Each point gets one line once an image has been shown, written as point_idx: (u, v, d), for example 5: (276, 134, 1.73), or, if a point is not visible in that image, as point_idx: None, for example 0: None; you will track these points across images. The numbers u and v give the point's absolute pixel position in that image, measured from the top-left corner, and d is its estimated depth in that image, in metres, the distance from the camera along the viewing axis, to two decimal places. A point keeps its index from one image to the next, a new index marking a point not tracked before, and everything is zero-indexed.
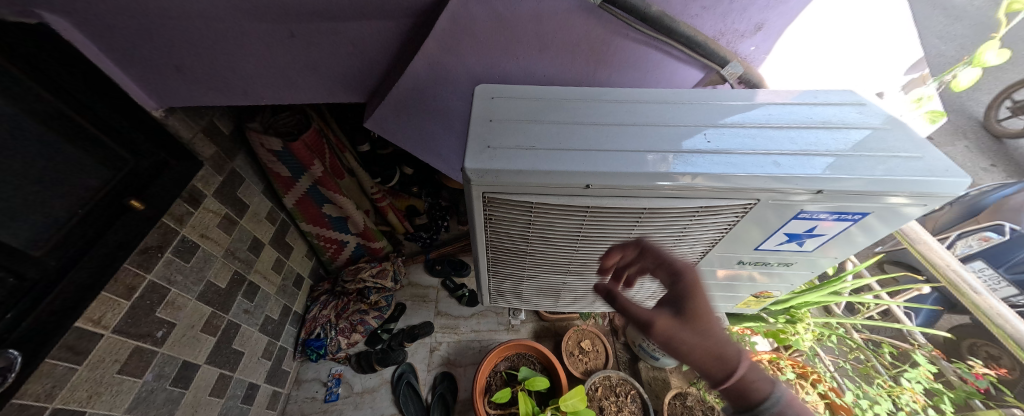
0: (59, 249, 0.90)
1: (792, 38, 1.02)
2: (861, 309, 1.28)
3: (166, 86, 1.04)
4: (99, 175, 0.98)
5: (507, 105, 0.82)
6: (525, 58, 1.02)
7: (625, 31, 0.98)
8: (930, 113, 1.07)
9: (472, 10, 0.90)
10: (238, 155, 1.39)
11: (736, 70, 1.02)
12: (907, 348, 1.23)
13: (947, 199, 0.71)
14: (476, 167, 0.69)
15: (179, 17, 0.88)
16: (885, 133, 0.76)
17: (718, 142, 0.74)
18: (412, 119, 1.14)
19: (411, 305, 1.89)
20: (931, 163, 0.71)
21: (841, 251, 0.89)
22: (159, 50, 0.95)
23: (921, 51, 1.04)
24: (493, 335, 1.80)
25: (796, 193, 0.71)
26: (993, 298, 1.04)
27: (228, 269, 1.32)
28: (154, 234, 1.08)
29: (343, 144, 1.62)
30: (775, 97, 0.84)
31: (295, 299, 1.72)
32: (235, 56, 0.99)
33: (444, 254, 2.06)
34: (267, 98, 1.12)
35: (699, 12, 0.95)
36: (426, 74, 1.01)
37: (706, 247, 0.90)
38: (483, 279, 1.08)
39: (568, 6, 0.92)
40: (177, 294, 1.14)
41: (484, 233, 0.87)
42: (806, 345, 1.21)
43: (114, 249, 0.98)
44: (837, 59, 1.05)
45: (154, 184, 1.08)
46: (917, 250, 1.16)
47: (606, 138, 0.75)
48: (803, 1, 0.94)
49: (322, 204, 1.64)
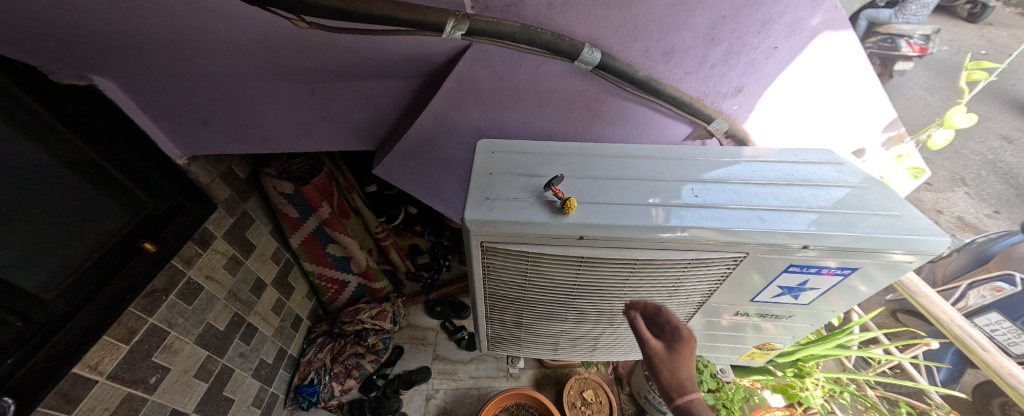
0: (70, 293, 0.94)
1: (771, 99, 1.10)
2: (872, 364, 1.23)
3: (191, 136, 1.11)
4: (120, 218, 1.05)
5: (506, 158, 0.87)
6: (526, 112, 1.10)
7: (617, 91, 1.06)
8: (912, 169, 1.14)
9: (476, 72, 0.98)
10: (251, 196, 1.46)
11: (722, 126, 1.13)
12: (924, 407, 1.18)
13: (929, 256, 0.73)
14: (474, 218, 0.73)
15: (211, 79, 0.97)
16: (864, 191, 0.80)
17: (705, 196, 0.78)
18: (417, 166, 1.20)
19: (410, 348, 1.86)
20: (910, 222, 0.74)
21: (839, 302, 0.89)
22: (192, 105, 1.03)
23: (893, 112, 1.12)
24: (492, 382, 1.74)
25: (784, 248, 0.74)
26: (1003, 357, 1.01)
27: (228, 311, 1.34)
28: (162, 277, 1.12)
29: (351, 186, 1.70)
30: (757, 153, 0.89)
31: (292, 341, 1.70)
32: (258, 111, 1.07)
33: (444, 295, 2.05)
34: (284, 147, 1.19)
35: (683, 76, 1.04)
36: (433, 127, 1.08)
37: (704, 297, 0.90)
38: (482, 325, 1.08)
39: (564, 70, 1.00)
40: (175, 337, 1.15)
41: (482, 280, 0.89)
42: (818, 403, 1.16)
43: (122, 292, 1.01)
44: (814, 116, 1.13)
45: (168, 226, 1.15)
46: (919, 304, 1.16)
47: (600, 190, 0.79)
48: (778, 68, 1.03)
49: (327, 244, 1.68)
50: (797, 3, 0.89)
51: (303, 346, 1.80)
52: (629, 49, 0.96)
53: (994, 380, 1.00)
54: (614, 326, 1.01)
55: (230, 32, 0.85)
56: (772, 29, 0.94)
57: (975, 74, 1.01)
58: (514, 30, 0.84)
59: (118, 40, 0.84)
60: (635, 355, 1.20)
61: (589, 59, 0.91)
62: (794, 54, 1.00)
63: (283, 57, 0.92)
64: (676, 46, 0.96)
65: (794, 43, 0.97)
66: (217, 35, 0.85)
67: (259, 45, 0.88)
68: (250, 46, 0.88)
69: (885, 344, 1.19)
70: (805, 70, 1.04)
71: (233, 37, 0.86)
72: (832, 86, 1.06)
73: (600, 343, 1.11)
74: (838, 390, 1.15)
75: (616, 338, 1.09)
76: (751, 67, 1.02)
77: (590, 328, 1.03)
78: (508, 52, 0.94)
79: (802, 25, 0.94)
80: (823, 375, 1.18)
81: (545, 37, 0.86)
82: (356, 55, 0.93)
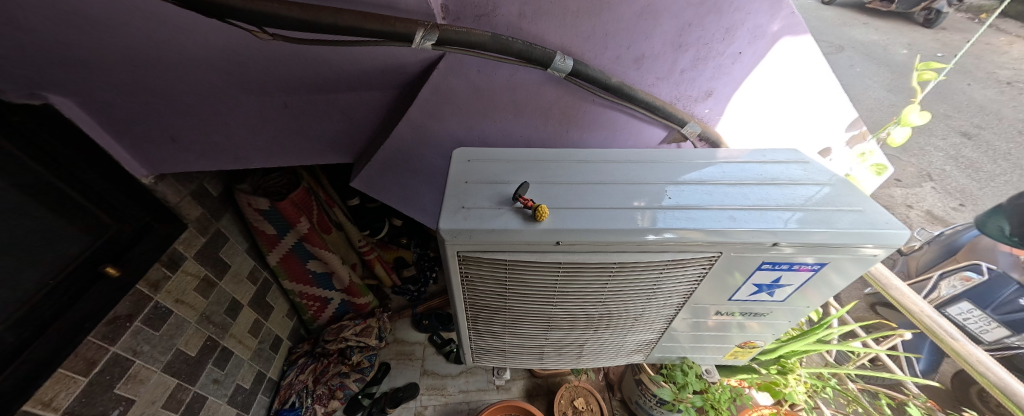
0: (20, 324, 0.88)
1: (740, 101, 1.14)
2: (851, 357, 1.25)
3: (157, 153, 1.08)
4: (79, 243, 1.00)
5: (481, 167, 0.86)
6: (503, 120, 1.10)
7: (592, 98, 1.08)
8: (875, 166, 1.16)
9: (451, 82, 0.98)
10: (224, 215, 1.42)
11: (694, 129, 1.16)
12: (902, 398, 1.19)
13: (890, 249, 0.75)
14: (449, 227, 0.72)
15: (177, 95, 0.94)
16: (829, 188, 0.82)
17: (679, 198, 0.79)
18: (396, 178, 1.18)
19: (396, 364, 1.81)
20: (872, 216, 0.76)
21: (815, 297, 0.90)
22: (158, 122, 1.00)
23: (854, 111, 1.15)
24: (482, 395, 1.71)
25: (756, 246, 0.75)
26: (971, 344, 1.04)
27: (200, 335, 1.29)
28: (126, 303, 1.07)
29: (332, 200, 1.70)
30: (729, 154, 0.91)
31: (271, 364, 1.64)
32: (228, 126, 1.05)
33: (432, 307, 2.02)
34: (257, 162, 1.16)
35: (655, 82, 1.06)
36: (410, 138, 1.07)
37: (683, 298, 0.91)
38: (465, 336, 1.06)
39: (539, 78, 1.01)
40: (140, 366, 1.10)
41: (461, 291, 0.87)
42: (801, 399, 1.16)
43: (80, 321, 0.97)
44: (782, 118, 1.17)
45: (132, 250, 1.10)
46: (890, 296, 1.18)
47: (576, 196, 0.79)
48: (743, 72, 1.07)
49: (307, 261, 1.64)
50: (756, 10, 0.93)
51: (283, 368, 1.73)
52: (600, 57, 0.98)
53: (963, 367, 1.02)
54: (597, 331, 1.00)
55: (195, 47, 0.83)
56: (735, 36, 0.98)
57: (926, 74, 1.02)
58: (485, 39, 0.84)
59: (77, 58, 0.81)
60: (621, 360, 1.19)
61: (562, 66, 0.92)
62: (757, 59, 1.04)
63: (253, 71, 0.91)
64: (646, 53, 0.98)
65: (757, 48, 1.01)
66: (182, 50, 0.83)
67: (227, 60, 0.87)
68: (217, 60, 0.87)
69: (862, 337, 1.20)
70: (770, 74, 1.08)
71: (199, 52, 0.84)
72: (795, 89, 1.10)
73: (586, 350, 1.11)
74: (820, 385, 1.16)
75: (601, 344, 1.08)
76: (719, 72, 1.06)
77: (574, 334, 1.02)
78: (482, 61, 0.95)
79: (762, 31, 0.98)
80: (805, 371, 1.19)
81: (516, 46, 0.87)
82: (328, 67, 0.92)
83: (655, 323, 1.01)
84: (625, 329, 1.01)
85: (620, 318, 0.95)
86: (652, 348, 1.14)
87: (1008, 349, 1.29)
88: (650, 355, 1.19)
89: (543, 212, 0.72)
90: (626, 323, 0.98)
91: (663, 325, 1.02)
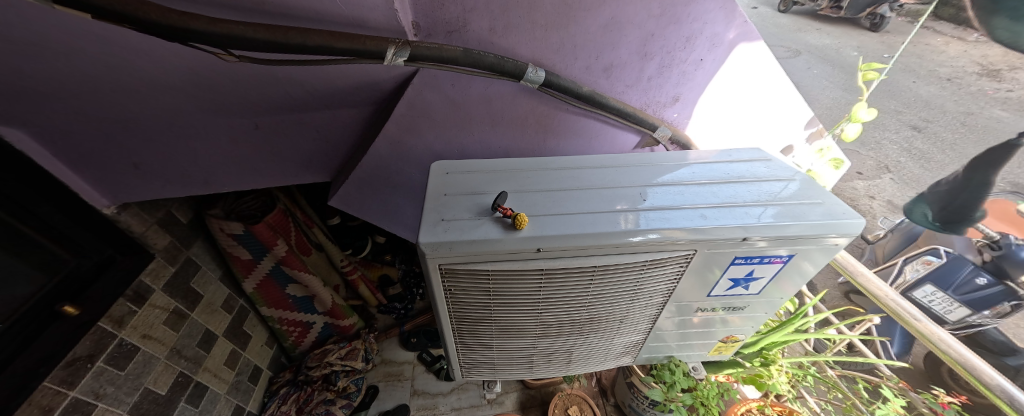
0: None
1: (705, 104, 1.22)
2: (828, 345, 1.29)
3: (119, 182, 1.04)
4: (32, 282, 0.95)
5: (460, 179, 0.87)
6: (480, 132, 1.11)
7: (566, 107, 1.11)
8: (833, 161, 1.25)
9: (427, 97, 0.99)
10: (194, 242, 1.37)
11: (666, 133, 1.21)
12: (877, 381, 1.23)
13: (849, 238, 0.79)
14: (429, 240, 0.72)
15: (139, 119, 0.91)
16: (793, 184, 0.87)
17: (654, 199, 0.81)
18: (375, 194, 1.16)
19: (385, 386, 1.77)
20: (831, 207, 0.81)
21: (789, 287, 0.93)
22: (119, 149, 0.97)
23: (810, 111, 1.25)
24: (474, 412, 1.67)
25: (729, 242, 0.78)
26: (935, 324, 1.10)
27: (171, 371, 1.22)
28: (86, 343, 1.01)
29: (310, 220, 1.68)
30: (698, 156, 0.96)
31: (250, 396, 1.55)
32: (195, 150, 1.02)
33: (420, 324, 1.99)
34: (226, 185, 1.12)
35: (624, 89, 1.10)
36: (387, 154, 1.07)
37: (665, 297, 0.93)
38: (453, 351, 1.05)
39: (512, 89, 1.04)
40: (104, 409, 1.03)
41: (445, 305, 0.86)
42: (784, 389, 1.21)
43: (35, 365, 0.91)
44: (745, 120, 1.27)
45: (92, 287, 1.05)
46: (858, 282, 1.23)
47: (556, 203, 0.81)
48: (706, 77, 1.15)
49: (286, 285, 1.59)
50: (712, 19, 1.01)
51: (263, 400, 1.63)
52: (571, 67, 1.01)
53: (930, 348, 1.08)
54: (584, 335, 1.01)
55: (157, 71, 0.81)
56: (695, 44, 1.05)
57: (869, 74, 1.06)
58: (457, 54, 0.86)
59: (27, 86, 0.78)
60: (611, 363, 1.20)
61: (534, 78, 0.95)
62: (717, 64, 1.12)
63: (219, 93, 0.89)
64: (614, 62, 1.02)
65: (716, 55, 1.09)
66: (144, 74, 0.81)
67: (193, 83, 0.85)
68: (181, 83, 0.85)
69: (836, 324, 1.24)
70: (731, 78, 1.16)
71: (161, 76, 0.82)
72: (755, 94, 1.20)
73: (574, 356, 1.11)
74: (801, 374, 1.20)
75: (589, 349, 1.09)
76: (684, 78, 1.13)
77: (560, 341, 1.02)
78: (456, 75, 0.96)
79: (720, 38, 1.06)
80: (787, 361, 1.23)
81: (487, 59, 0.89)
82: (299, 87, 0.92)
83: (640, 324, 1.02)
84: (611, 332, 1.02)
85: (606, 321, 0.96)
86: (639, 349, 1.15)
87: (971, 326, 1.36)
88: (638, 356, 1.20)
89: (522, 220, 0.72)
90: (611, 326, 0.99)
91: (649, 325, 1.04)
